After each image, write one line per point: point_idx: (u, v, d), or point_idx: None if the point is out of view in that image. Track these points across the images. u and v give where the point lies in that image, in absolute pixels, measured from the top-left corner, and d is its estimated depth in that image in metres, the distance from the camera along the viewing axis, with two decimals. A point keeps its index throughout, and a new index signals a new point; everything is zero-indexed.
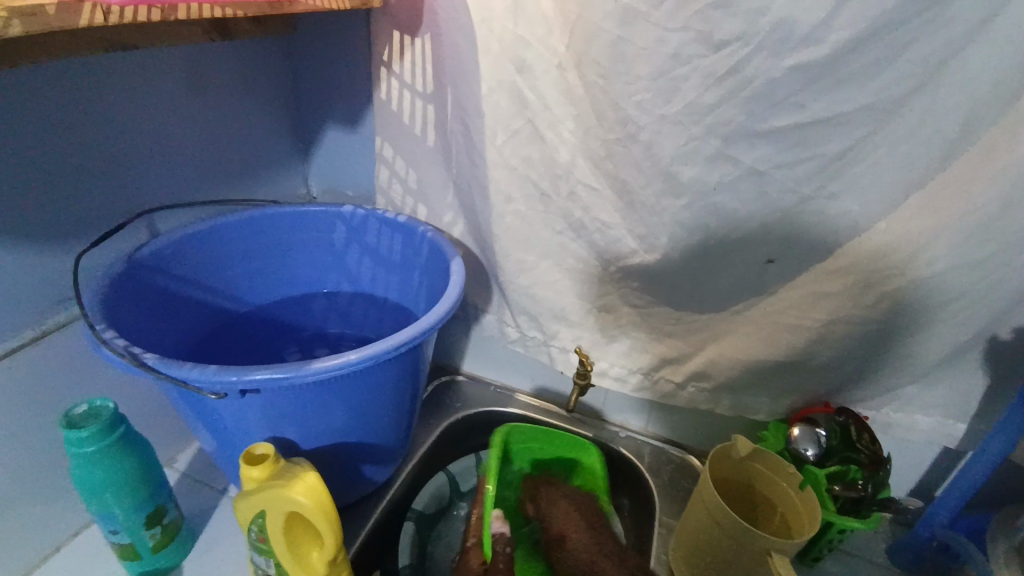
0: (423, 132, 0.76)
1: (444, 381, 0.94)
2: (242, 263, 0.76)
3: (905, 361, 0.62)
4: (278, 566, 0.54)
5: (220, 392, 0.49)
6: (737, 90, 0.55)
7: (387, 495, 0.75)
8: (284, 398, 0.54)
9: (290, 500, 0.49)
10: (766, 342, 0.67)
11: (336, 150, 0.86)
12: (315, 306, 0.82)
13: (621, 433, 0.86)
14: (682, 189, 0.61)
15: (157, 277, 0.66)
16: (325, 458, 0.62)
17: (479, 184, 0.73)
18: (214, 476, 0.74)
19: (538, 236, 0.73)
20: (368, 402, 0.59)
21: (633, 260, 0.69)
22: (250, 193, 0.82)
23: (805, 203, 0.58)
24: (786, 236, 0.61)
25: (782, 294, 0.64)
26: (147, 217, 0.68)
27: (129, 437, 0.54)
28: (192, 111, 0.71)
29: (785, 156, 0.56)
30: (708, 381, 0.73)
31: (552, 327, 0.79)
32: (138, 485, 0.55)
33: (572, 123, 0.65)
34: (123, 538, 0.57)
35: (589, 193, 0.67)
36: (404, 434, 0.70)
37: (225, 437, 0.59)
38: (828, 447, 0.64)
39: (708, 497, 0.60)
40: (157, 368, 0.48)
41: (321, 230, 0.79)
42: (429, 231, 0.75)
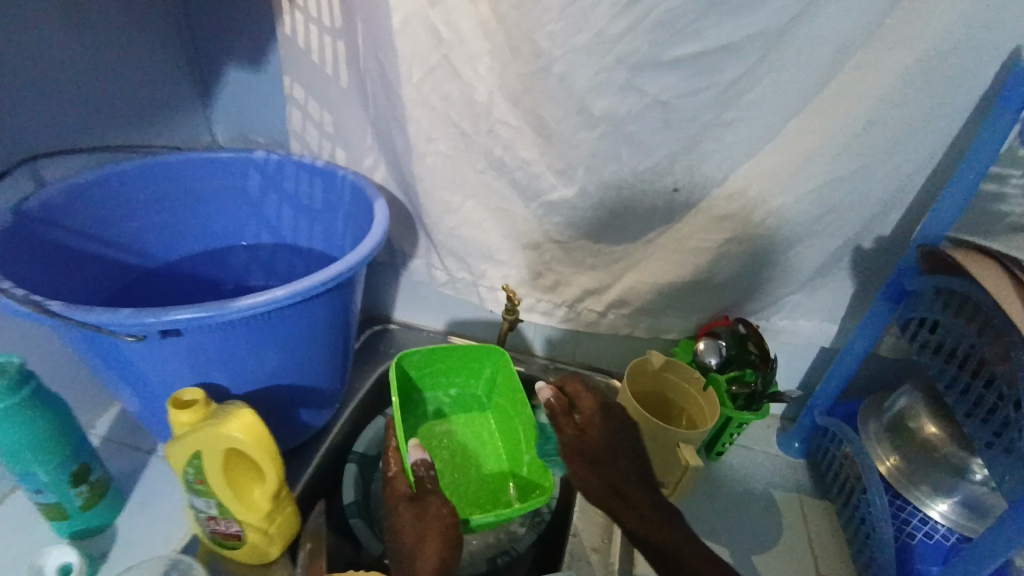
0: (336, 71, 0.74)
1: (376, 330, 0.95)
2: (147, 213, 0.71)
3: (792, 273, 0.70)
4: (219, 507, 0.54)
5: (137, 335, 0.48)
6: (641, 21, 0.58)
7: (327, 439, 0.76)
8: (208, 342, 0.53)
9: (225, 438, 0.49)
10: (676, 265, 0.73)
11: (242, 93, 0.82)
12: (234, 259, 0.80)
13: (551, 364, 0.91)
14: (596, 122, 0.64)
15: (50, 230, 0.61)
16: (258, 402, 0.62)
17: (398, 125, 0.72)
18: (139, 438, 0.72)
19: (460, 175, 0.74)
20: (298, 342, 0.59)
21: (554, 195, 0.72)
22: (148, 141, 0.77)
23: (705, 132, 0.63)
24: (690, 163, 0.65)
25: (689, 221, 0.69)
26: (31, 166, 0.63)
27: (42, 394, 0.52)
28: (72, 47, 0.64)
29: (687, 86, 0.60)
30: (626, 307, 0.79)
31: (480, 266, 0.81)
32: (58, 441, 0.54)
33: (488, 59, 0.65)
34: (49, 497, 0.56)
35: (508, 130, 0.69)
36: (338, 375, 0.70)
37: (147, 389, 0.57)
38: (728, 355, 0.72)
39: (630, 406, 0.67)
40: (62, 315, 0.46)
41: (233, 177, 0.76)
42: (350, 174, 0.74)
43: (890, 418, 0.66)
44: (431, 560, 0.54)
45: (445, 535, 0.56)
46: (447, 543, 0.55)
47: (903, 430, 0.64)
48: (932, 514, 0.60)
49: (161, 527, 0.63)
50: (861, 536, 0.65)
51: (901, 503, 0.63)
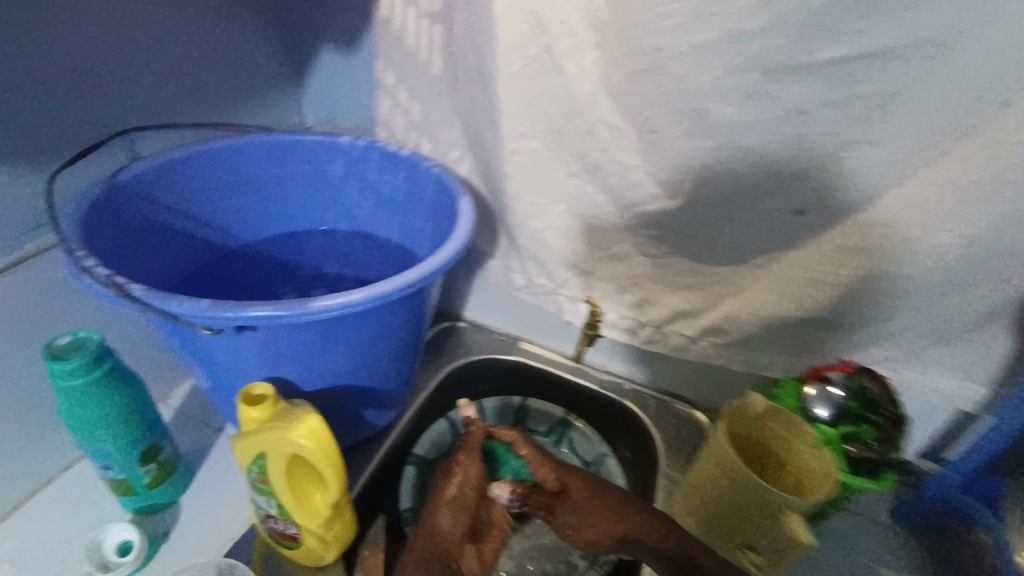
0: (428, 58, 0.70)
1: (445, 327, 0.92)
2: (235, 194, 0.71)
3: (935, 320, 0.59)
4: (279, 507, 0.52)
5: (213, 328, 0.46)
6: (786, 14, 0.49)
7: (390, 439, 0.75)
8: (281, 338, 0.51)
9: (291, 442, 0.47)
10: (788, 297, 0.64)
11: (333, 75, 0.80)
12: (310, 244, 0.78)
13: (626, 385, 0.85)
14: (711, 130, 0.56)
15: (142, 206, 0.61)
16: (325, 400, 0.60)
17: (489, 119, 0.67)
18: (211, 415, 0.72)
19: (550, 176, 0.68)
20: (370, 345, 0.56)
21: (651, 207, 0.65)
22: (240, 119, 0.76)
23: (844, 149, 0.54)
24: (822, 185, 0.56)
25: (811, 248, 0.60)
26: (129, 137, 0.64)
27: (118, 373, 0.52)
28: (174, 23, 0.64)
29: (830, 93, 0.51)
30: (722, 336, 0.70)
31: (561, 276, 0.75)
32: (130, 422, 0.54)
33: (594, 52, 0.59)
34: (117, 474, 0.56)
35: (608, 131, 0.62)
36: (405, 377, 0.67)
37: (220, 375, 0.56)
38: (845, 407, 0.62)
39: (722, 450, 0.61)
40: (142, 299, 0.45)
41: (318, 163, 0.74)
42: (435, 167, 0.70)
43: None
44: (439, 513, 0.61)
45: (454, 501, 0.61)
46: (452, 513, 0.60)
47: None
48: None
49: (219, 512, 0.63)
50: None
51: None
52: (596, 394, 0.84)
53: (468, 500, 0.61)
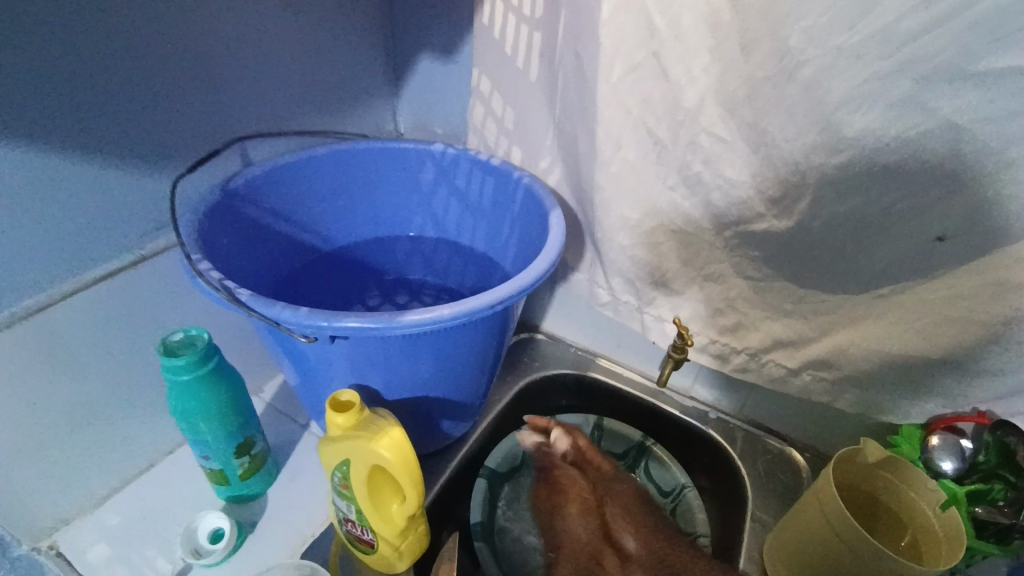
0: (526, 64, 0.69)
1: (522, 337, 0.90)
2: (331, 199, 0.73)
3: None
4: (358, 513, 0.52)
5: (311, 336, 0.47)
6: (953, 12, 0.43)
7: (461, 451, 0.73)
8: (370, 347, 0.50)
9: (373, 453, 0.47)
10: (917, 332, 0.56)
11: (429, 81, 0.80)
12: (398, 248, 0.79)
13: (710, 414, 0.80)
14: (841, 145, 0.50)
15: (249, 208, 0.64)
16: (406, 410, 0.60)
17: (586, 128, 0.65)
18: (296, 410, 0.75)
19: (646, 190, 0.64)
20: (455, 358, 0.56)
21: (758, 225, 0.60)
22: (339, 124, 0.79)
23: (1007, 170, 0.46)
24: (975, 210, 0.49)
25: (950, 279, 0.53)
26: (240, 144, 0.67)
27: (221, 370, 0.55)
28: (287, 32, 0.67)
29: (1013, 103, 0.44)
30: (830, 370, 0.64)
31: (649, 294, 0.71)
32: (230, 416, 0.56)
33: (708, 58, 0.54)
34: (215, 464, 0.59)
35: (715, 143, 0.58)
36: (483, 391, 0.66)
37: (312, 376, 0.57)
38: (972, 462, 0.57)
39: (828, 501, 0.54)
40: (249, 305, 0.46)
41: (410, 170, 0.74)
42: (526, 176, 0.68)
43: None
44: (572, 514, 0.71)
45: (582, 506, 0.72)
46: (585, 515, 0.71)
47: None
48: None
49: (301, 508, 0.64)
50: None
51: None
52: (678, 419, 0.80)
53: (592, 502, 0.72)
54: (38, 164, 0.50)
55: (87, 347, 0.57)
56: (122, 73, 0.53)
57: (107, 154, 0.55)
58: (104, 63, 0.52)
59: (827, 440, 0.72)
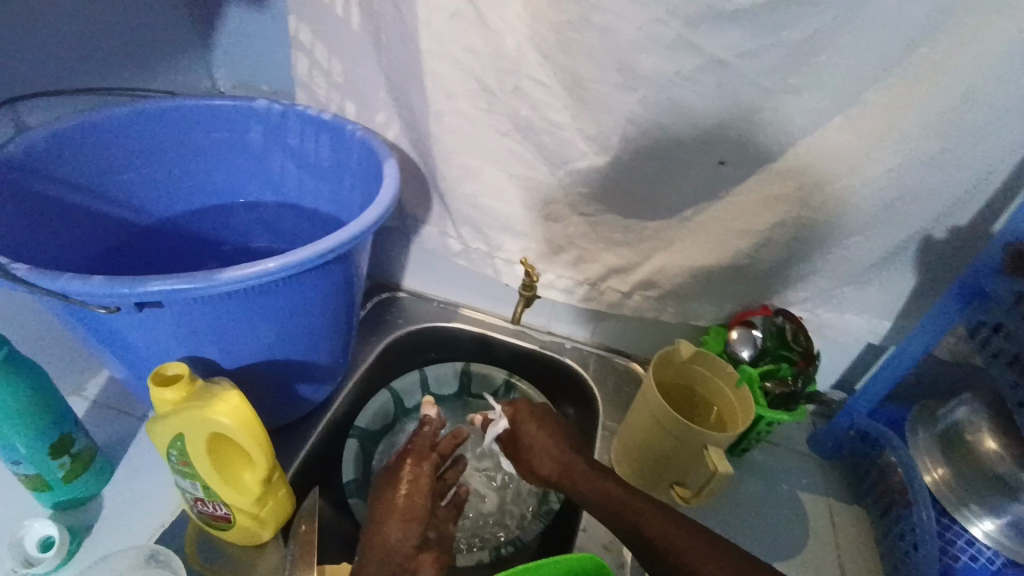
0: (346, 13, 0.66)
1: (384, 298, 0.89)
2: (140, 166, 0.66)
3: (839, 264, 0.63)
4: (206, 489, 0.50)
5: (112, 306, 0.44)
6: None
7: (327, 415, 0.72)
8: (192, 313, 0.48)
9: (211, 422, 0.45)
10: (716, 247, 0.66)
11: (243, 33, 0.74)
12: (234, 219, 0.74)
13: (567, 344, 0.86)
14: (638, 83, 0.56)
15: (31, 181, 0.56)
16: (252, 377, 0.58)
17: (414, 77, 0.65)
18: (132, 403, 0.68)
19: (479, 136, 0.66)
20: (297, 316, 0.54)
21: (582, 163, 0.64)
22: (140, 83, 0.70)
23: (765, 99, 0.55)
24: (742, 136, 0.57)
25: (735, 198, 0.62)
26: (11, 107, 0.58)
27: (14, 362, 0.48)
28: None
29: (761, 39, 0.51)
30: (655, 290, 0.72)
31: (497, 238, 0.74)
32: (36, 413, 0.50)
33: (519, 4, 0.57)
34: (26, 470, 0.52)
35: (537, 88, 0.61)
36: (341, 350, 0.66)
37: (131, 358, 0.52)
38: (763, 347, 0.67)
39: (652, 399, 0.63)
40: (29, 280, 0.41)
41: (232, 129, 0.69)
42: (359, 129, 0.67)
43: (942, 428, 0.62)
44: (392, 528, 0.54)
45: (404, 512, 0.55)
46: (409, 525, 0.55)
47: (956, 442, 0.61)
48: (973, 532, 0.58)
49: (147, 502, 0.60)
50: (898, 551, 0.62)
51: (948, 522, 0.59)
52: (538, 355, 0.85)
53: (418, 510, 0.56)
54: None
55: None
56: None
57: None
58: None
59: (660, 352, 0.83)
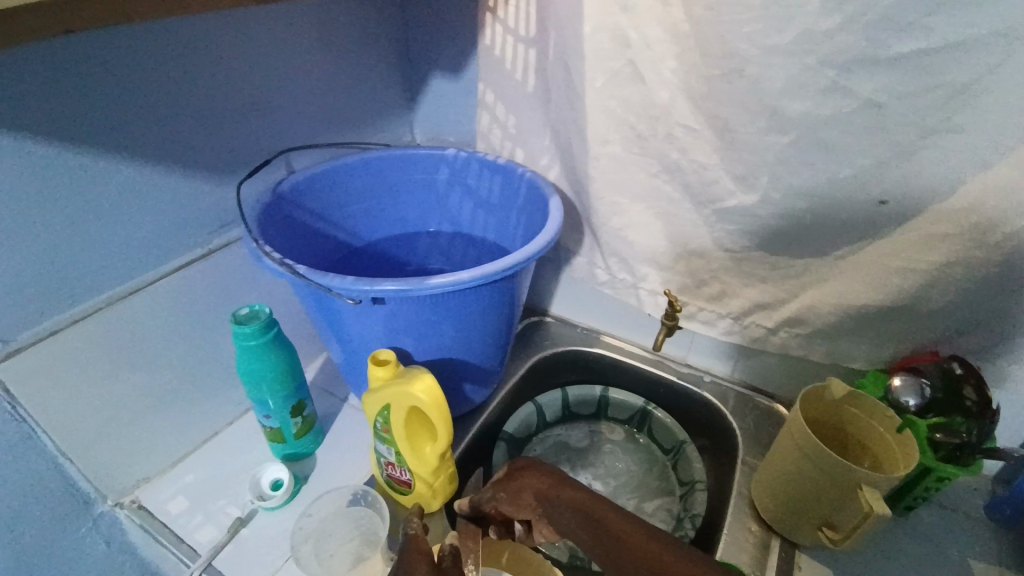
0: (524, 77, 0.80)
1: (533, 321, 1.00)
2: (360, 200, 0.84)
3: (1021, 309, 0.59)
4: (397, 455, 0.62)
5: (355, 299, 0.58)
6: (860, 14, 0.52)
7: (482, 416, 0.83)
8: (403, 312, 0.61)
9: (410, 395, 0.57)
10: (870, 286, 0.65)
11: (439, 97, 0.92)
12: (420, 244, 0.90)
13: (705, 377, 0.88)
14: (787, 126, 0.60)
15: (295, 209, 0.75)
16: (434, 371, 0.70)
17: (577, 127, 0.75)
18: (335, 387, 0.85)
19: (632, 178, 0.74)
20: (475, 322, 0.66)
21: (730, 202, 0.68)
22: (365, 137, 0.90)
23: (924, 139, 0.55)
24: (899, 175, 0.58)
25: (892, 237, 0.62)
26: (285, 156, 0.79)
27: (278, 340, 0.65)
28: (321, 62, 0.79)
29: (917, 83, 0.53)
30: (803, 326, 0.72)
31: (642, 270, 0.81)
32: (287, 378, 0.67)
33: (675, 62, 0.65)
34: (274, 422, 0.69)
35: (688, 134, 0.67)
36: (500, 357, 0.76)
37: (351, 346, 0.67)
38: (931, 398, 0.63)
39: (800, 434, 0.62)
40: (306, 276, 0.57)
41: (428, 173, 0.85)
42: (528, 172, 0.79)
43: None
44: None
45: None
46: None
47: None
48: None
49: (347, 464, 0.74)
50: None
51: None
52: (676, 386, 0.88)
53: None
54: (131, 177, 0.62)
55: (172, 326, 0.69)
56: (198, 101, 0.66)
57: (183, 165, 0.66)
58: (182, 93, 0.64)
59: None
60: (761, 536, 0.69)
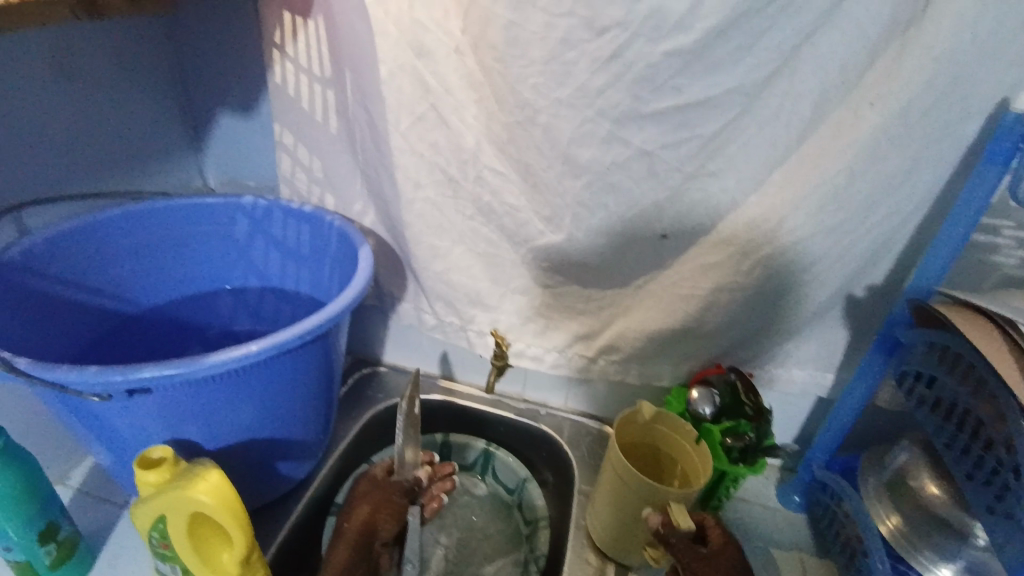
0: (325, 119, 0.75)
1: (364, 373, 0.93)
2: (134, 260, 0.71)
3: (780, 322, 0.69)
4: (185, 570, 0.52)
5: (103, 393, 0.48)
6: (624, 73, 0.57)
7: (307, 492, 0.73)
8: (178, 398, 0.51)
9: (191, 501, 0.48)
10: (665, 312, 0.71)
11: (231, 138, 0.82)
12: (220, 303, 0.79)
13: (541, 411, 0.89)
14: (580, 171, 0.63)
15: (32, 280, 0.61)
16: (234, 456, 0.60)
17: (385, 171, 0.72)
18: (114, 490, 0.69)
19: (448, 221, 0.73)
20: (279, 395, 0.58)
21: (542, 241, 0.70)
22: (139, 186, 0.78)
23: (690, 181, 0.62)
24: (677, 213, 0.65)
25: (677, 267, 0.68)
26: (15, 214, 0.64)
27: (12, 451, 0.51)
28: (67, 100, 0.67)
29: (680, 133, 0.60)
30: (618, 353, 0.77)
31: (469, 312, 0.79)
32: (31, 497, 0.52)
33: (474, 107, 0.65)
34: (17, 556, 0.54)
35: (495, 176, 0.68)
36: (321, 426, 0.68)
37: (117, 444, 0.55)
38: (721, 405, 0.70)
39: (616, 462, 0.66)
40: (29, 373, 0.46)
41: (220, 223, 0.75)
42: (337, 219, 0.73)
43: (888, 474, 0.65)
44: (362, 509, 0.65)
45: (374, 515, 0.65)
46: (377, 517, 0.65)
47: (900, 488, 0.64)
48: None
49: None
50: None
51: (904, 568, 0.62)
52: (516, 423, 0.88)
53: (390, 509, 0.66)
54: None
55: None
56: None
57: None
58: None
59: None
60: (598, 567, 0.71)
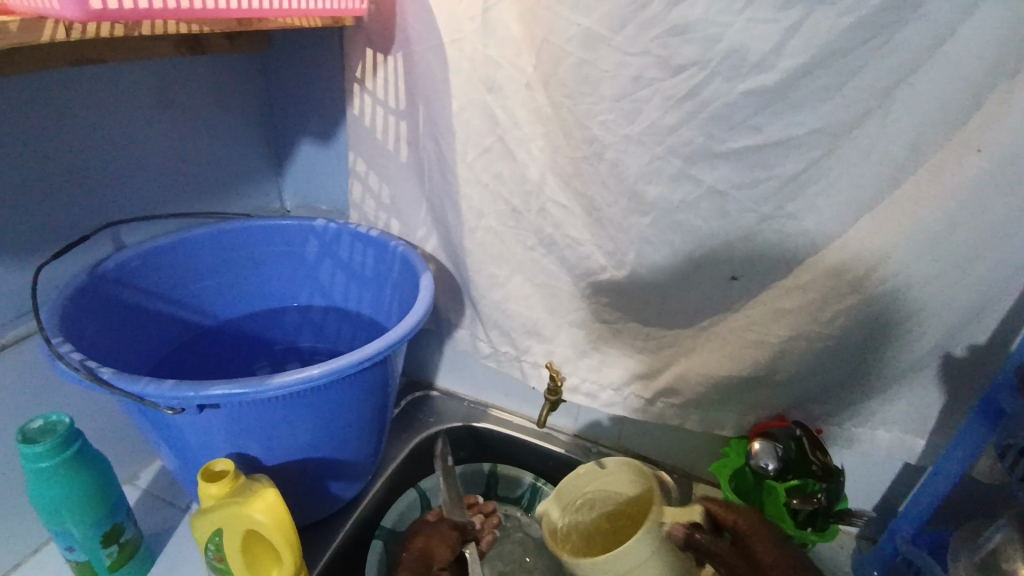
0: (396, 148, 0.77)
1: (418, 397, 0.94)
2: (212, 276, 0.76)
3: (859, 377, 0.64)
4: None
5: (176, 407, 0.50)
6: (698, 111, 0.56)
7: (354, 513, 0.74)
8: (242, 415, 0.54)
9: (249, 517, 0.49)
10: (731, 358, 0.68)
11: (309, 164, 0.87)
12: (287, 319, 0.82)
13: (594, 449, 0.86)
14: (647, 208, 0.62)
15: (122, 292, 0.66)
16: (290, 474, 0.62)
17: (451, 201, 0.73)
18: (178, 493, 0.73)
19: (508, 252, 0.73)
20: (335, 418, 0.59)
21: (603, 276, 0.69)
22: (224, 207, 0.83)
23: (765, 222, 0.59)
24: (749, 255, 0.62)
25: (746, 311, 0.65)
26: (113, 230, 0.70)
27: (85, 453, 0.54)
28: (166, 126, 0.73)
29: (755, 173, 0.57)
30: (677, 396, 0.73)
31: (524, 343, 0.78)
32: (97, 500, 0.55)
33: (541, 141, 0.65)
34: (80, 555, 0.57)
35: (559, 210, 0.68)
36: (373, 450, 0.69)
37: (185, 453, 0.57)
38: (787, 460, 0.65)
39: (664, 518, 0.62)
40: (112, 383, 0.49)
41: (293, 245, 0.79)
42: (401, 245, 0.75)
43: (982, 556, 0.57)
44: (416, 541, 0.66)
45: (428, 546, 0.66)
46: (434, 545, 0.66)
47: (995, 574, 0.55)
48: None
49: None
50: None
51: None
52: (566, 459, 0.85)
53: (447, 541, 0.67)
54: None
55: None
56: None
57: None
58: None
59: (687, 459, 0.82)
60: None
